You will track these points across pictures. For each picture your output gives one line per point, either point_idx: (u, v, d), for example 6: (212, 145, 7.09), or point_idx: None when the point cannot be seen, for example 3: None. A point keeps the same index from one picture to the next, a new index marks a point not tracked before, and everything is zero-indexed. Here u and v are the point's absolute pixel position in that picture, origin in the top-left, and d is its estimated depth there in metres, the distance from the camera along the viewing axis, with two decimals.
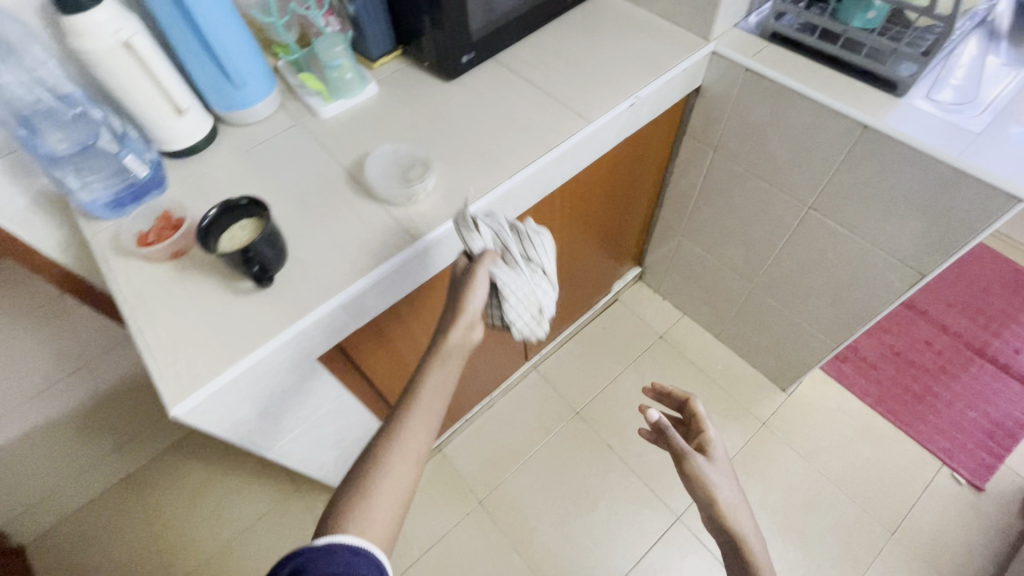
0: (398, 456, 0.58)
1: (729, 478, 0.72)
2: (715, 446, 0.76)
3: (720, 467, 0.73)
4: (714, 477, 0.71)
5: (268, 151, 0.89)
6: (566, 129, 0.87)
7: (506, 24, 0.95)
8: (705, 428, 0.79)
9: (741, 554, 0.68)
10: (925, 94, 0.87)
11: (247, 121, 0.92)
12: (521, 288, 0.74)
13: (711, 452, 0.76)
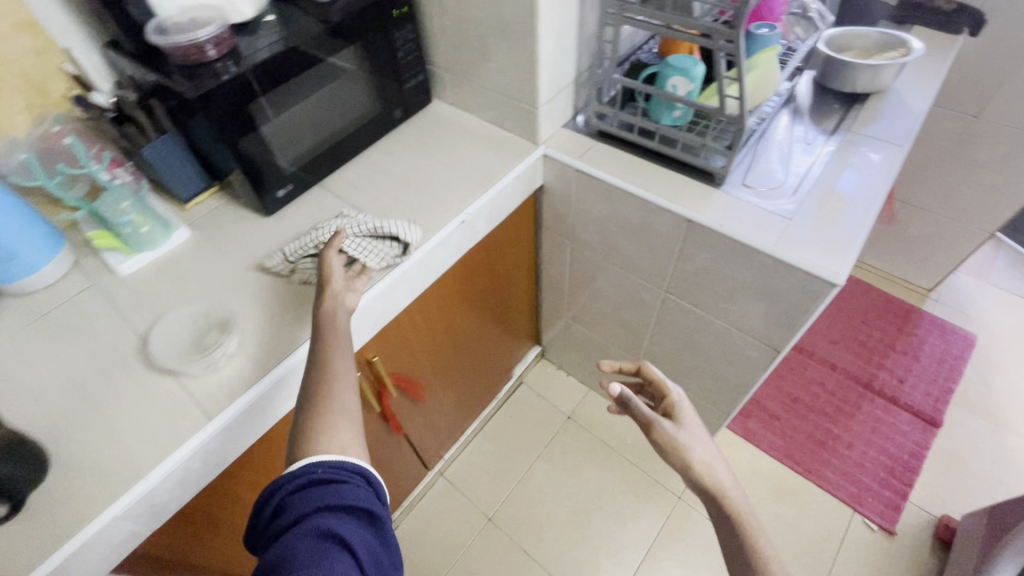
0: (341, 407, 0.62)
1: (697, 438, 0.68)
2: (682, 413, 0.72)
3: (689, 433, 0.69)
4: (688, 445, 0.67)
5: (52, 323, 0.77)
6: (391, 258, 0.82)
7: (321, 153, 0.91)
8: (669, 392, 0.75)
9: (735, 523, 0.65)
10: (742, 181, 0.90)
11: (33, 287, 0.80)
12: (363, 236, 0.79)
13: (677, 417, 0.71)
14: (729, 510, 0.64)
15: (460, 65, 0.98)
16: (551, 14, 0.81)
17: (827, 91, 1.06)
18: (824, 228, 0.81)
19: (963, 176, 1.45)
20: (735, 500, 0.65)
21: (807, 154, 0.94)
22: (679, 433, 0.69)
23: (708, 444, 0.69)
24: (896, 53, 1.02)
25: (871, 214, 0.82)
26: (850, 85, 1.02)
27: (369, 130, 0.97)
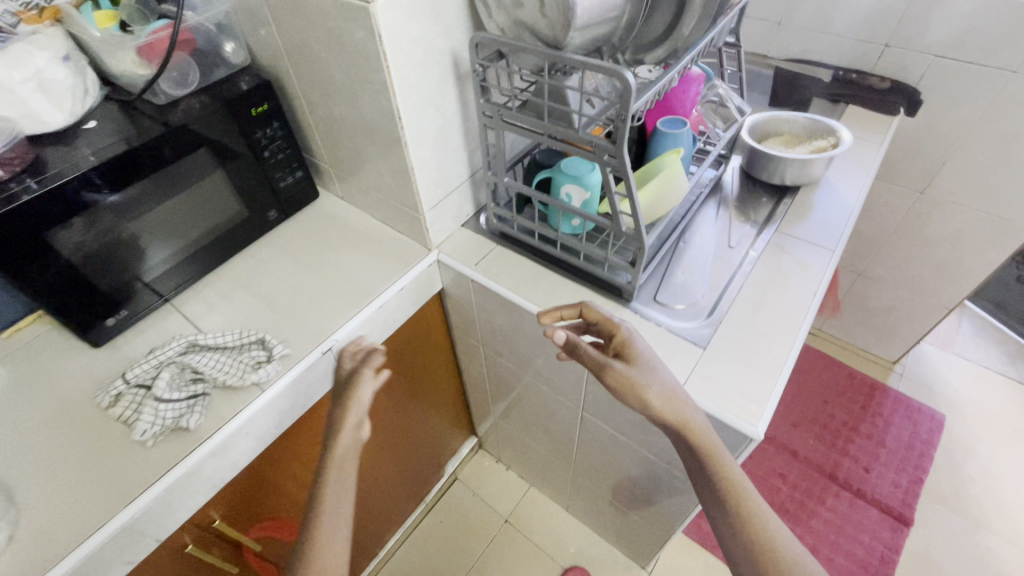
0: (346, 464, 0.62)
1: (654, 373, 0.60)
2: (633, 350, 0.63)
3: (649, 375, 0.60)
4: (650, 386, 0.59)
5: None
6: (233, 404, 0.68)
7: (167, 269, 0.78)
8: (619, 327, 0.65)
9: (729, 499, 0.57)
10: (653, 296, 0.78)
11: None
12: (212, 362, 0.66)
13: (629, 353, 0.63)
14: (705, 453, 0.58)
15: (342, 161, 0.87)
16: (420, 117, 0.70)
17: (755, 180, 0.97)
18: (741, 363, 0.69)
19: (916, 252, 1.36)
20: (703, 435, 0.58)
21: (730, 258, 0.83)
22: (637, 376, 0.60)
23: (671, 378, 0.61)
24: (825, 143, 0.93)
25: (795, 346, 0.70)
26: (777, 176, 0.93)
27: (233, 236, 0.85)
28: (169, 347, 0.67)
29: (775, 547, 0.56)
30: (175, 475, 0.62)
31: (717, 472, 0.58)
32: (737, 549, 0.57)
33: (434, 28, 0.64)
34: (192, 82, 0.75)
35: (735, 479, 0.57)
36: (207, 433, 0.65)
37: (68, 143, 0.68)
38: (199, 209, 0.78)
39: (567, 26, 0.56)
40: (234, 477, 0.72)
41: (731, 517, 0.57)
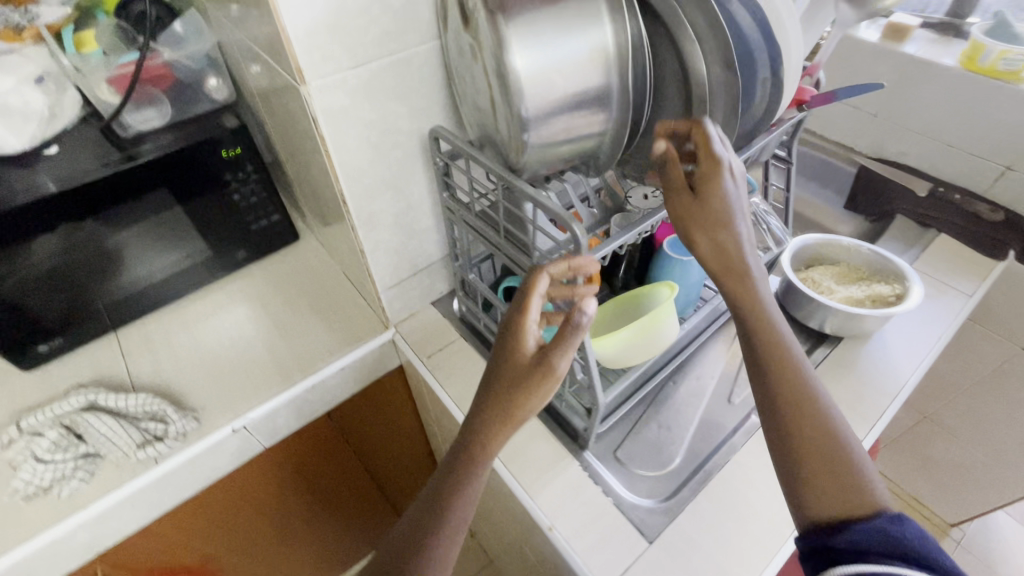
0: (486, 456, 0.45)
1: (733, 187, 0.46)
2: (718, 170, 0.45)
3: (723, 215, 0.46)
4: (732, 232, 0.47)
5: None
6: (119, 473, 0.63)
7: (113, 300, 0.75)
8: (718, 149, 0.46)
9: (798, 433, 0.44)
10: (613, 452, 0.65)
11: None
12: (98, 433, 0.61)
13: (710, 180, 0.46)
14: (770, 353, 0.46)
15: (319, 213, 0.80)
16: (375, 199, 0.61)
17: (788, 317, 0.80)
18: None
19: (1002, 418, 1.10)
20: (771, 333, 0.47)
21: (725, 421, 0.68)
22: (705, 194, 0.46)
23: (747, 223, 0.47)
24: (887, 290, 0.74)
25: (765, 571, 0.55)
26: (814, 321, 0.75)
27: (191, 272, 0.81)
28: (60, 407, 0.62)
29: (838, 456, 0.42)
30: (29, 548, 0.57)
31: (772, 355, 0.46)
32: (786, 472, 0.44)
33: (396, 109, 0.55)
34: (163, 115, 0.70)
35: (803, 391, 0.45)
36: (80, 505, 0.60)
37: (20, 166, 0.65)
38: (152, 246, 0.74)
39: (520, 148, 0.44)
40: (115, 544, 0.67)
41: (789, 439, 0.44)
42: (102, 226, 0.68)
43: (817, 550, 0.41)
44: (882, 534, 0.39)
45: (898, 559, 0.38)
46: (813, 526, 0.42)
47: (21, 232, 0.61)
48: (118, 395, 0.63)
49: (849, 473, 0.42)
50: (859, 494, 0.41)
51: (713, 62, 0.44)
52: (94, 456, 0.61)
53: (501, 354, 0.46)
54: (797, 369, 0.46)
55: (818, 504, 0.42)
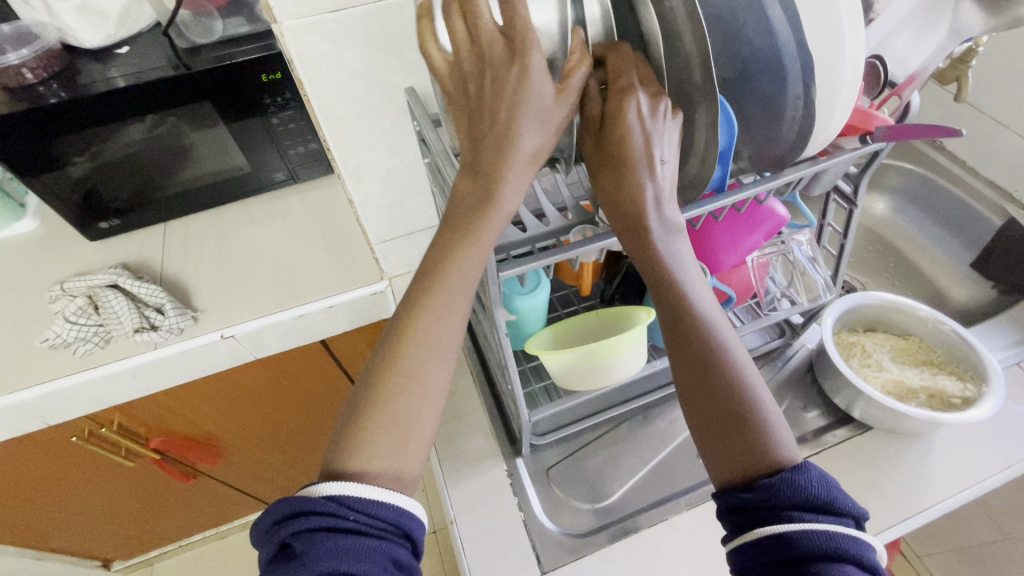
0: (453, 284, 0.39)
1: (662, 127, 0.39)
2: (636, 97, 0.38)
3: (629, 151, 0.39)
4: (645, 178, 0.39)
5: None
6: (128, 347, 0.72)
7: (165, 195, 0.84)
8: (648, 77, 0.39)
9: (708, 388, 0.39)
10: (545, 469, 0.62)
11: None
12: (115, 307, 0.71)
13: (620, 110, 0.38)
14: (669, 301, 0.41)
15: None
16: (364, 152, 0.59)
17: (815, 382, 0.67)
18: None
19: None
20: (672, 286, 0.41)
21: (681, 474, 0.61)
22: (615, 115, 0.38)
23: (669, 161, 0.40)
24: (955, 389, 0.59)
25: None
26: (840, 397, 0.62)
27: (232, 184, 0.86)
28: (96, 279, 0.72)
29: (742, 406, 0.38)
30: (52, 387, 0.69)
31: (673, 305, 0.41)
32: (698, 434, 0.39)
33: (385, 62, 0.52)
34: (215, 32, 0.73)
35: (704, 347, 0.40)
36: (92, 364, 0.70)
37: (96, 61, 0.73)
38: (199, 154, 0.81)
39: (451, 125, 0.43)
40: (125, 403, 0.79)
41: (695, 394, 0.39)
42: (156, 127, 0.75)
43: (733, 512, 0.37)
44: (793, 489, 0.35)
45: (807, 509, 0.35)
46: (723, 486, 0.38)
47: (83, 120, 0.70)
48: (134, 280, 0.72)
49: (753, 421, 0.38)
50: (761, 441, 0.37)
51: (694, 67, 0.38)
52: (105, 328, 0.72)
53: (475, 130, 0.39)
54: (699, 322, 0.40)
55: (726, 455, 0.38)
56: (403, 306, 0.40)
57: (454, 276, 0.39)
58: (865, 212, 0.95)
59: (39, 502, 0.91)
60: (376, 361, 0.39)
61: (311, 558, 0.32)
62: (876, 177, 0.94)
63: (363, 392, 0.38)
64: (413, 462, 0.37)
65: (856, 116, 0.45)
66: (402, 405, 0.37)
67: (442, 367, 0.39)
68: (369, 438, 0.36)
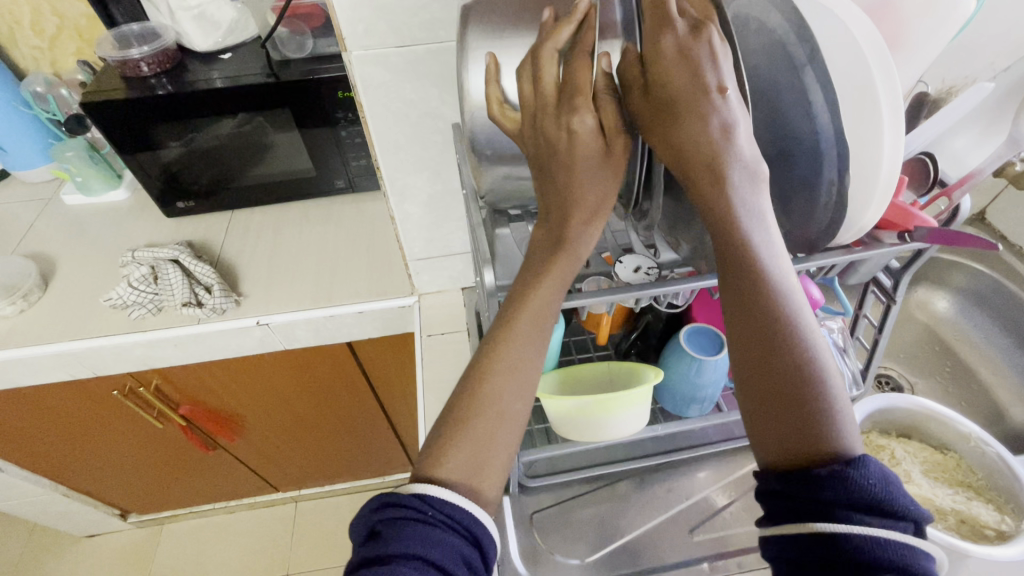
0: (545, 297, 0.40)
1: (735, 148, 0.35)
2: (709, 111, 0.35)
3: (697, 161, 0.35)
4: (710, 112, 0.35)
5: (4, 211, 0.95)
6: (178, 317, 0.79)
7: (237, 186, 0.92)
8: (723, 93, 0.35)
9: (776, 365, 0.34)
10: (530, 512, 0.61)
11: (33, 180, 0.99)
12: (174, 280, 0.78)
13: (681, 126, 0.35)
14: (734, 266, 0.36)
15: None
16: (411, 174, 0.64)
17: None
18: None
19: None
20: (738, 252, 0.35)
21: (668, 548, 0.58)
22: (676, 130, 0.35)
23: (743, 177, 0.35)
24: (990, 519, 0.54)
25: None
26: None
27: (295, 185, 0.93)
28: (162, 253, 0.80)
29: (811, 391, 0.34)
30: (106, 341, 0.76)
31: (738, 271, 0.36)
32: (767, 416, 0.35)
33: (441, 96, 0.56)
34: (306, 49, 0.80)
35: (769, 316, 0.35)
36: (142, 327, 0.77)
37: (203, 63, 0.83)
38: (277, 155, 0.89)
39: (477, 167, 0.44)
40: (164, 368, 0.85)
41: (763, 373, 0.35)
42: (243, 126, 0.83)
43: (780, 497, 0.34)
44: (858, 486, 0.31)
45: (867, 511, 0.31)
46: (770, 469, 0.35)
47: (179, 112, 0.78)
48: (193, 260, 0.79)
49: (817, 410, 0.33)
50: (820, 431, 0.33)
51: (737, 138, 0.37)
52: (159, 298, 0.78)
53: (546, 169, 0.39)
54: (775, 305, 0.35)
55: (778, 441, 0.34)
56: (494, 328, 0.40)
57: (541, 303, 0.40)
58: (923, 307, 0.89)
59: (79, 443, 0.99)
60: (469, 371, 0.40)
61: (394, 542, 0.32)
62: (938, 274, 0.88)
63: (455, 402, 0.39)
64: (489, 482, 0.37)
65: (896, 213, 0.44)
66: (483, 420, 0.37)
67: (523, 389, 0.39)
68: (451, 451, 0.36)
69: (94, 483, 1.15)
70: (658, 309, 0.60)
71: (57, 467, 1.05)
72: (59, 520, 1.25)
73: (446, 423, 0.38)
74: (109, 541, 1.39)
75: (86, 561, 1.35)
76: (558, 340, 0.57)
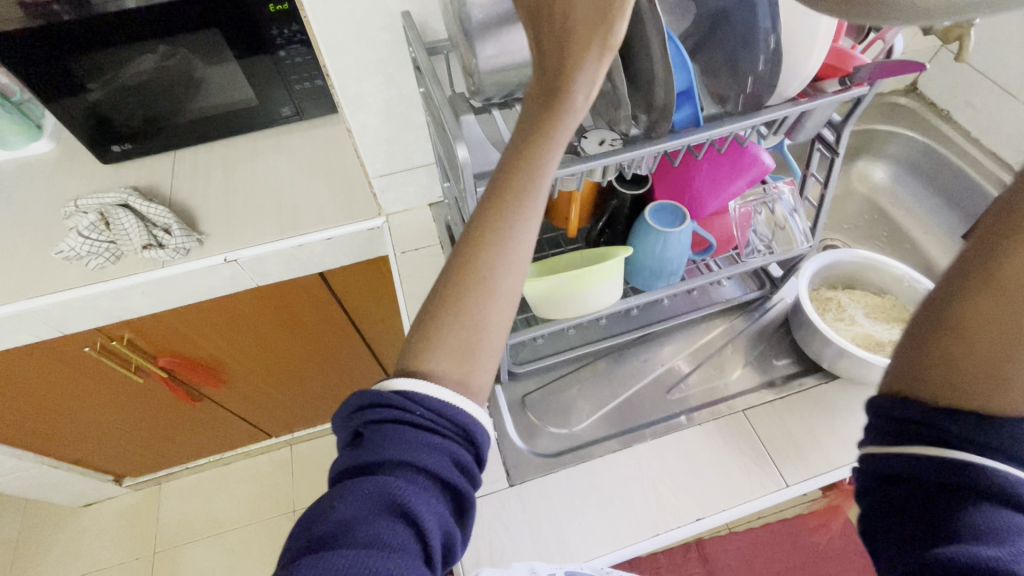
0: (540, 167, 0.40)
1: None
2: None
3: None
4: None
5: None
6: (142, 263, 0.77)
7: (178, 122, 0.86)
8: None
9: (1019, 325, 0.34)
10: (521, 397, 0.65)
11: None
12: (127, 224, 0.75)
13: None
14: None
15: None
16: (362, 80, 0.62)
17: (789, 334, 0.69)
18: (526, 529, 0.56)
19: None
20: None
21: (647, 410, 0.64)
22: None
23: None
24: None
25: (602, 559, 0.54)
26: (811, 347, 0.64)
27: (238, 115, 0.88)
28: (109, 199, 0.76)
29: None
30: (68, 295, 0.74)
31: None
32: (964, 366, 0.34)
33: None
34: None
35: None
36: (104, 277, 0.75)
37: None
38: (215, 83, 0.83)
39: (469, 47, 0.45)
40: (135, 319, 0.83)
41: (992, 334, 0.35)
42: (171, 50, 0.76)
43: (891, 421, 0.36)
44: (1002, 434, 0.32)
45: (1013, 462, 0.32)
46: (909, 393, 0.36)
47: (95, 39, 0.71)
48: (144, 201, 0.77)
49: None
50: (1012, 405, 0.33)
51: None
52: (116, 245, 0.75)
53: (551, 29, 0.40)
54: None
55: (912, 393, 0.36)
56: (484, 203, 0.41)
57: (531, 175, 0.40)
58: (863, 178, 0.95)
59: (56, 409, 0.97)
60: (453, 260, 0.40)
61: (381, 445, 0.35)
62: (878, 145, 0.94)
63: (440, 293, 0.40)
64: (477, 361, 0.39)
65: (835, 57, 0.47)
66: (472, 303, 0.39)
67: (509, 273, 0.40)
68: (440, 338, 0.38)
69: (84, 449, 1.14)
70: (624, 193, 0.60)
71: (37, 437, 1.03)
72: (52, 493, 1.25)
73: (435, 303, 0.39)
74: (109, 507, 1.40)
75: (89, 529, 1.37)
76: None
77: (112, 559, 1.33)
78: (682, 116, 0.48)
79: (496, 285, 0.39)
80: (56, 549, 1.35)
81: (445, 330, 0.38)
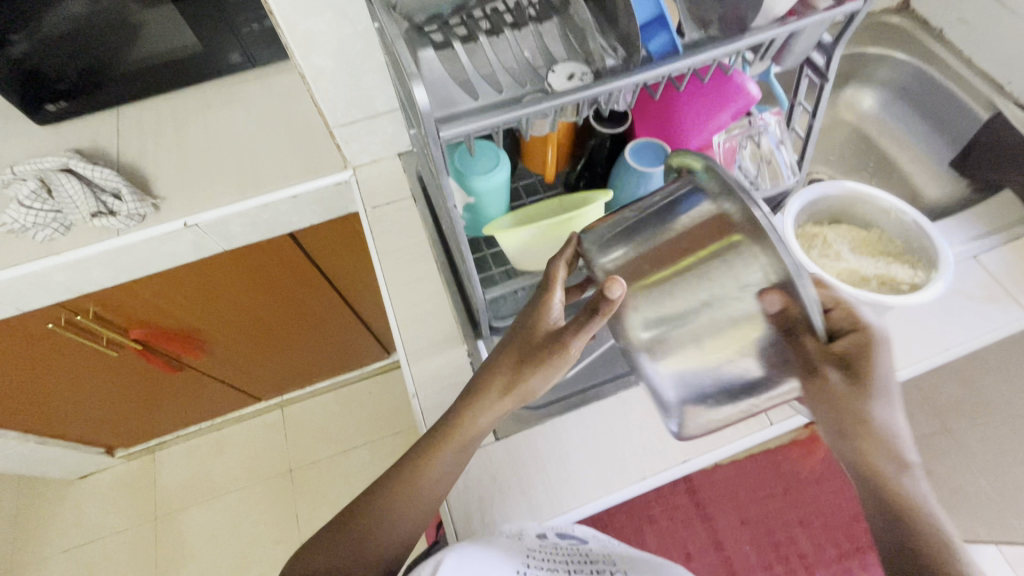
0: (465, 433, 0.49)
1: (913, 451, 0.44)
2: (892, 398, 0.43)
3: None
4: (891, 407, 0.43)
5: None
6: (96, 232, 0.72)
7: (115, 75, 0.78)
8: (821, 331, 0.41)
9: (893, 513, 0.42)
10: None
11: None
12: (70, 190, 0.69)
13: None
14: None
15: None
16: (311, 17, 0.56)
17: None
18: (515, 481, 0.56)
19: None
20: None
21: None
22: None
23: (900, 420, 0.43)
24: (906, 276, 0.61)
25: (590, 504, 0.55)
26: None
27: (183, 64, 0.81)
28: (48, 164, 0.71)
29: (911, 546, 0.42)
30: (18, 271, 0.69)
31: None
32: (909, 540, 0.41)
33: None
34: None
35: None
36: (56, 250, 0.70)
37: None
38: (152, 31, 0.75)
39: None
40: (97, 292, 0.79)
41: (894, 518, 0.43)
42: None
43: None
44: None
45: None
46: None
47: None
48: (87, 164, 0.71)
49: None
50: None
51: None
52: (63, 215, 0.70)
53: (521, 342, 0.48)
54: None
55: None
56: (416, 452, 0.50)
57: (461, 437, 0.49)
58: (851, 107, 0.92)
59: (27, 388, 0.94)
60: (385, 480, 0.50)
61: None
62: (865, 71, 0.90)
63: (365, 504, 0.49)
64: (383, 554, 0.47)
65: None
66: (382, 533, 0.47)
67: (414, 510, 0.48)
68: (345, 558, 0.46)
69: (70, 424, 1.13)
70: (601, 131, 0.56)
71: (15, 416, 1.00)
72: (43, 468, 1.24)
73: (357, 511, 0.48)
74: (104, 478, 1.40)
75: (86, 501, 1.38)
76: (505, 179, 0.55)
77: (113, 527, 1.35)
78: (659, 44, 0.44)
79: (405, 513, 0.48)
80: (54, 522, 1.36)
81: (353, 537, 0.47)
